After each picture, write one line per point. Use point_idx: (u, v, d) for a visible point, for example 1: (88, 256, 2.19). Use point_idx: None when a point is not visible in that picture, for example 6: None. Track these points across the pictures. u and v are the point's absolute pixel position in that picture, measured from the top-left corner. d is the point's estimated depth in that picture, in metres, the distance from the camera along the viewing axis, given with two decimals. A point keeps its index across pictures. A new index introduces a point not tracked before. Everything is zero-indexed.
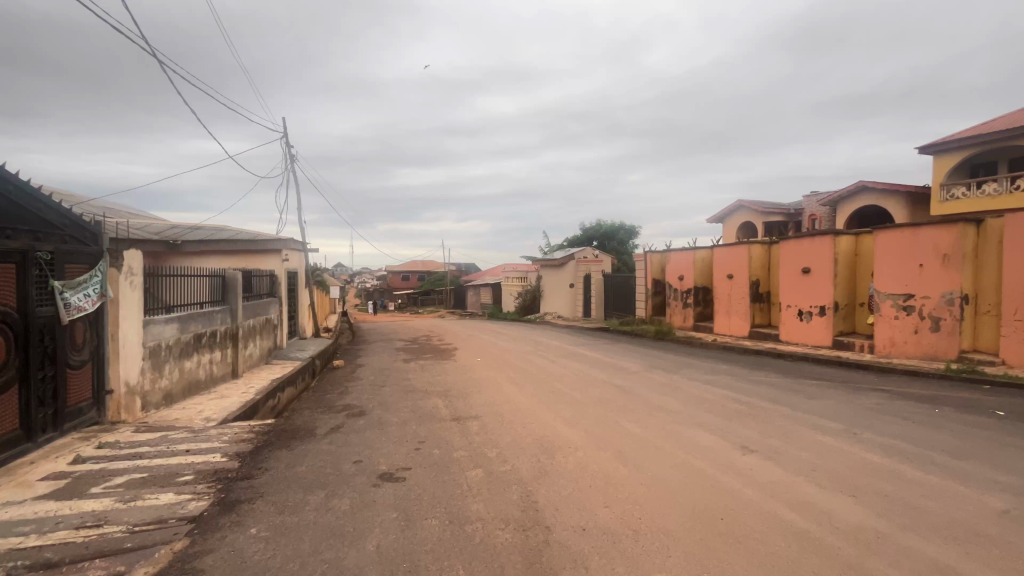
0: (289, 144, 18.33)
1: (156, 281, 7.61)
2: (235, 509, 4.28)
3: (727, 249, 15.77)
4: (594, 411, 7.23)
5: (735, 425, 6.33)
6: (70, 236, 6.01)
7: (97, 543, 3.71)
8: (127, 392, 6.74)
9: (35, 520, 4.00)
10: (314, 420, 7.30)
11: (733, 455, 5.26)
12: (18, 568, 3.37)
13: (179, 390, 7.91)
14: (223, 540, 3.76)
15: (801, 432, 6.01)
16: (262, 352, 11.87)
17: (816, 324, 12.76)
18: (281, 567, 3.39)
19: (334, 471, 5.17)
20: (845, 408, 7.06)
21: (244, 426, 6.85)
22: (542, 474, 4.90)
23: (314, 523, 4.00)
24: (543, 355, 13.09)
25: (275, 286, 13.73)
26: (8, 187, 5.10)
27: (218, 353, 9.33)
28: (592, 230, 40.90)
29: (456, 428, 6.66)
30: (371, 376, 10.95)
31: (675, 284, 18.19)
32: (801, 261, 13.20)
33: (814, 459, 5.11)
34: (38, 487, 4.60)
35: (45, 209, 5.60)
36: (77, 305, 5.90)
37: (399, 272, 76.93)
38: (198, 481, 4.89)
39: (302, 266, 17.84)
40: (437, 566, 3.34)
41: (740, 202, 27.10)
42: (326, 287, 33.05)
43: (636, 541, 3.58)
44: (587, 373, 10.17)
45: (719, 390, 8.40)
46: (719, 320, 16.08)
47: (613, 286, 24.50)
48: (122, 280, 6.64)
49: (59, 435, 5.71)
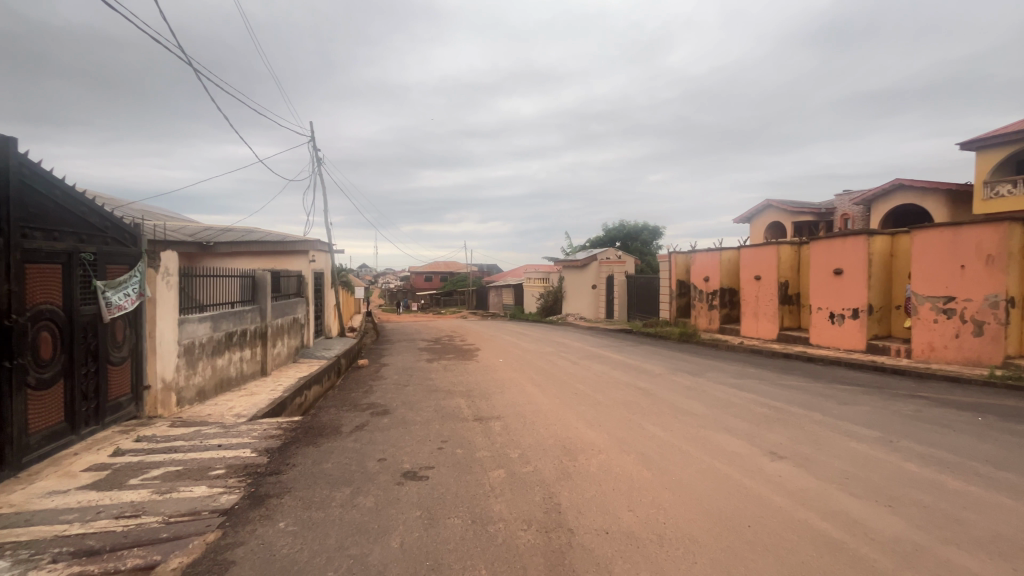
0: (316, 149, 18.89)
1: (190, 281, 7.87)
2: (264, 503, 4.40)
3: (753, 249, 15.39)
4: (617, 414, 7.16)
5: (763, 431, 6.17)
6: (112, 238, 6.29)
7: (135, 533, 3.87)
8: (163, 388, 6.99)
9: (78, 509, 4.19)
10: (340, 418, 7.44)
11: (762, 461, 5.13)
12: (64, 555, 3.54)
13: (210, 387, 8.16)
14: (253, 533, 3.86)
15: (833, 439, 5.82)
16: (290, 352, 12.14)
17: (849, 328, 12.35)
18: (308, 560, 3.47)
19: (359, 469, 5.26)
20: (881, 415, 6.81)
21: (272, 422, 7.01)
22: (565, 476, 4.89)
23: (340, 519, 4.08)
24: (565, 356, 13.00)
25: (303, 287, 14.10)
26: (56, 192, 5.36)
27: (248, 351, 9.60)
28: (615, 229, 40.59)
29: (479, 428, 6.70)
30: (394, 375, 11.09)
31: (700, 286, 17.87)
32: (832, 261, 12.76)
33: (847, 466, 4.95)
34: (81, 478, 4.83)
35: (88, 212, 5.86)
36: (118, 304, 6.16)
37: (422, 273, 77.72)
38: (229, 475, 5.03)
39: (328, 266, 18.23)
40: (460, 566, 3.36)
41: (768, 202, 26.42)
42: (351, 286, 33.71)
43: (660, 546, 3.53)
44: (610, 375, 10.12)
45: (746, 394, 8.20)
46: (745, 322, 15.76)
47: (637, 288, 24.21)
48: (159, 280, 6.90)
49: (100, 428, 5.97)
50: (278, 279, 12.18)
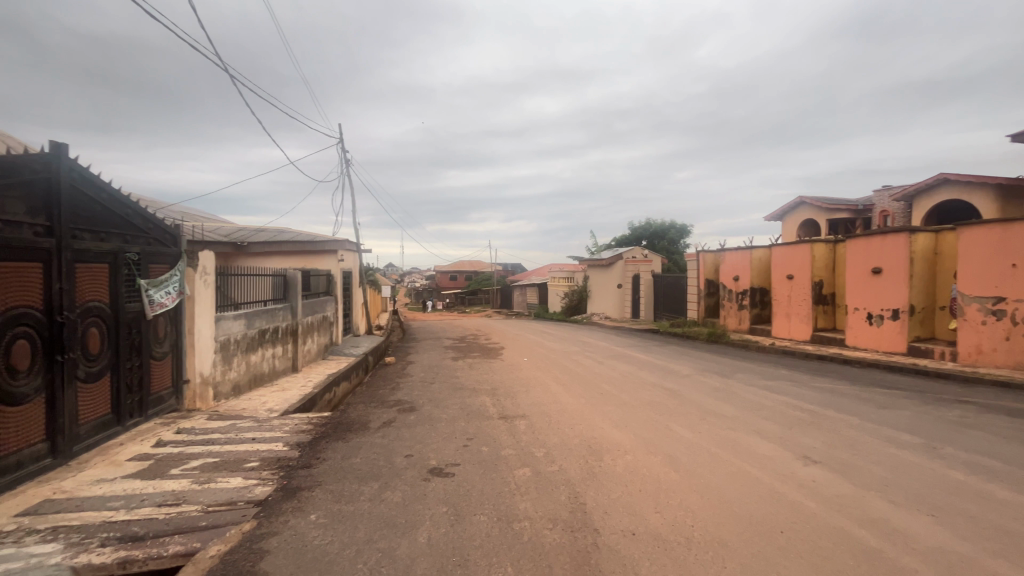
0: (344, 150, 19.25)
1: (226, 280, 8.17)
2: (296, 495, 4.53)
3: (785, 248, 14.94)
4: (644, 414, 7.07)
5: (796, 434, 6.00)
6: (154, 239, 6.59)
7: (176, 521, 4.04)
8: (201, 382, 7.27)
9: (124, 497, 4.41)
10: (368, 414, 7.58)
11: (794, 465, 4.99)
12: (112, 539, 3.73)
13: (245, 382, 8.44)
14: (286, 524, 3.99)
15: (872, 444, 5.60)
16: (319, 349, 12.44)
17: (888, 329, 11.85)
18: (339, 551, 3.56)
19: (387, 464, 5.35)
20: (923, 421, 6.51)
21: (303, 417, 7.21)
22: (590, 476, 4.86)
23: (368, 513, 4.16)
24: (590, 356, 12.93)
25: (331, 286, 14.43)
26: (104, 196, 5.65)
27: (280, 347, 9.90)
28: (641, 228, 40.03)
29: (504, 426, 6.72)
30: (421, 373, 11.24)
31: (730, 285, 17.46)
32: (870, 260, 12.26)
33: (886, 473, 4.76)
34: (127, 466, 5.08)
35: (133, 215, 6.16)
36: (160, 302, 6.45)
37: (447, 273, 78.41)
38: (263, 468, 5.20)
39: (356, 266, 18.59)
40: (486, 562, 3.38)
41: (801, 198, 25.57)
42: (378, 285, 34.31)
43: (689, 549, 3.48)
44: (636, 375, 10.00)
45: (779, 396, 7.98)
46: (777, 322, 15.34)
47: (664, 288, 23.83)
48: (197, 279, 7.19)
49: (143, 420, 6.26)
50: (308, 278, 12.51)
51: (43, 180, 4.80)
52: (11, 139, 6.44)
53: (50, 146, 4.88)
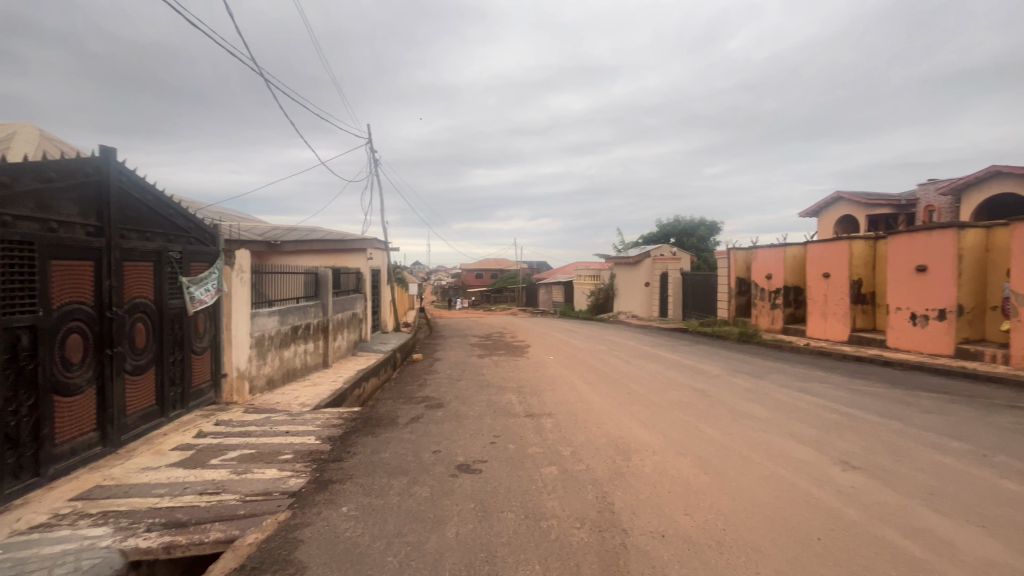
0: (373, 151, 19.60)
1: (261, 278, 8.45)
2: (328, 488, 4.65)
3: (822, 246, 14.42)
4: (673, 414, 6.96)
5: (833, 438, 5.79)
6: (195, 238, 6.87)
7: (216, 508, 4.21)
8: (237, 376, 7.54)
9: (168, 484, 4.62)
10: (396, 410, 7.71)
11: (831, 470, 4.82)
12: (157, 525, 3.91)
13: (279, 376, 8.72)
14: (319, 515, 4.10)
15: (916, 450, 5.35)
16: (349, 345, 12.73)
17: (934, 330, 11.29)
18: (370, 543, 3.64)
19: (415, 459, 5.44)
20: (972, 427, 6.18)
21: (334, 412, 7.39)
22: (618, 475, 4.82)
23: (398, 506, 4.24)
24: (617, 355, 12.79)
25: (361, 283, 14.73)
26: (148, 197, 5.92)
27: (311, 343, 10.18)
28: (669, 226, 39.33)
29: (530, 424, 6.73)
30: (447, 370, 11.36)
31: (762, 284, 16.97)
32: (914, 258, 11.70)
33: (932, 481, 4.54)
34: (170, 456, 5.32)
35: (176, 215, 6.44)
36: (200, 299, 6.72)
37: (473, 270, 78.91)
38: (297, 460, 5.36)
39: (384, 264, 18.92)
40: (514, 559, 3.40)
41: (838, 194, 24.62)
42: (405, 283, 34.81)
43: (719, 553, 3.41)
44: (664, 375, 9.84)
45: (814, 399, 7.73)
46: (812, 322, 14.84)
47: (693, 287, 23.35)
48: (234, 277, 7.47)
49: (185, 411, 6.54)
50: (338, 275, 12.81)
51: (94, 182, 5.06)
52: (65, 144, 6.87)
53: (100, 150, 5.14)
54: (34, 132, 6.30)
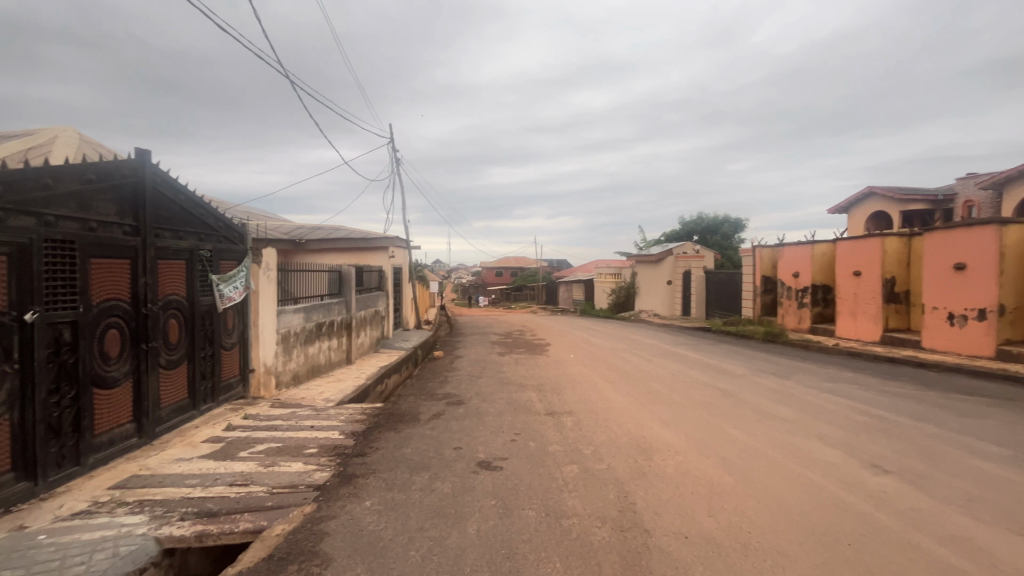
0: (395, 150, 19.84)
1: (286, 276, 8.64)
2: (351, 482, 4.74)
3: (852, 243, 13.97)
4: (697, 414, 6.85)
5: (865, 441, 5.61)
6: (224, 237, 7.07)
7: (245, 500, 4.34)
8: (264, 371, 7.74)
9: (199, 475, 4.77)
10: (418, 406, 7.79)
11: (862, 474, 4.67)
12: (190, 514, 4.05)
13: (304, 372, 8.91)
14: (343, 508, 4.18)
15: (953, 455, 5.14)
16: (372, 342, 12.92)
17: (973, 331, 10.83)
18: (392, 538, 3.69)
19: (437, 455, 5.49)
20: (1015, 431, 5.90)
21: (357, 407, 7.53)
22: (639, 475, 4.77)
23: (420, 502, 4.29)
24: (639, 353, 12.66)
25: (383, 281, 14.94)
26: (181, 197, 6.11)
27: (335, 340, 10.37)
28: (692, 223, 38.71)
29: (550, 422, 6.71)
30: (468, 367, 11.43)
31: (789, 282, 16.55)
32: (951, 255, 11.24)
33: (970, 487, 4.36)
34: (201, 447, 5.49)
35: (206, 215, 6.63)
36: (229, 296, 6.92)
37: (493, 269, 79.14)
38: (322, 454, 5.48)
39: (406, 262, 19.14)
40: (534, 556, 3.40)
41: (870, 189, 23.81)
42: (427, 281, 35.13)
43: (745, 557, 3.34)
44: (687, 374, 9.70)
45: (844, 400, 7.49)
46: (841, 321, 14.41)
47: (717, 285, 22.93)
48: (261, 275, 7.66)
49: (215, 405, 6.75)
50: (361, 273, 13.00)
51: (130, 184, 5.26)
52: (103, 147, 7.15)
53: (136, 153, 5.33)
54: (75, 135, 6.57)
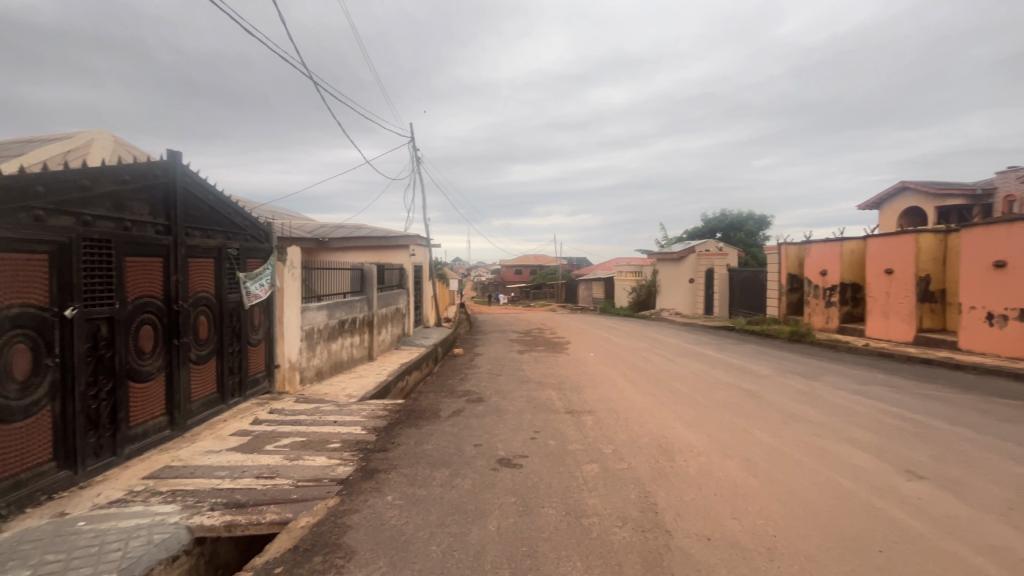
0: (415, 149, 19.99)
1: (310, 274, 8.82)
2: (373, 476, 4.81)
3: (883, 240, 13.51)
4: (720, 415, 6.73)
5: (896, 445, 5.42)
6: (250, 236, 7.24)
7: (271, 492, 4.45)
8: (289, 367, 7.92)
9: (228, 467, 4.92)
10: (438, 403, 7.87)
11: (894, 479, 4.52)
12: (219, 504, 4.18)
13: (327, 368, 9.08)
14: (366, 502, 4.25)
15: (992, 461, 4.93)
16: (393, 339, 13.08)
17: (1013, 331, 10.36)
18: (413, 532, 3.74)
19: (457, 452, 5.53)
20: None
21: (379, 403, 7.64)
22: (661, 476, 4.72)
23: (440, 498, 4.33)
24: (660, 352, 12.50)
25: (404, 279, 15.11)
26: (210, 197, 6.28)
27: (357, 337, 10.54)
28: (715, 220, 37.99)
29: (570, 421, 6.68)
30: (488, 365, 11.47)
31: (816, 280, 16.10)
32: (991, 252, 10.77)
33: (1011, 494, 4.17)
34: (230, 441, 5.65)
35: (234, 214, 6.81)
36: (255, 293, 7.10)
37: (512, 267, 79.19)
38: (344, 449, 5.58)
39: (426, 260, 19.31)
40: (554, 554, 3.40)
41: (903, 184, 22.96)
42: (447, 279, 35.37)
43: (770, 560, 3.27)
44: (710, 374, 9.53)
45: (875, 402, 7.26)
46: (872, 321, 13.95)
47: (741, 283, 22.47)
48: (286, 272, 7.83)
49: (242, 399, 6.93)
50: (382, 271, 13.16)
51: (162, 184, 5.43)
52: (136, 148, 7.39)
53: (167, 154, 5.50)
54: (110, 138, 6.81)
